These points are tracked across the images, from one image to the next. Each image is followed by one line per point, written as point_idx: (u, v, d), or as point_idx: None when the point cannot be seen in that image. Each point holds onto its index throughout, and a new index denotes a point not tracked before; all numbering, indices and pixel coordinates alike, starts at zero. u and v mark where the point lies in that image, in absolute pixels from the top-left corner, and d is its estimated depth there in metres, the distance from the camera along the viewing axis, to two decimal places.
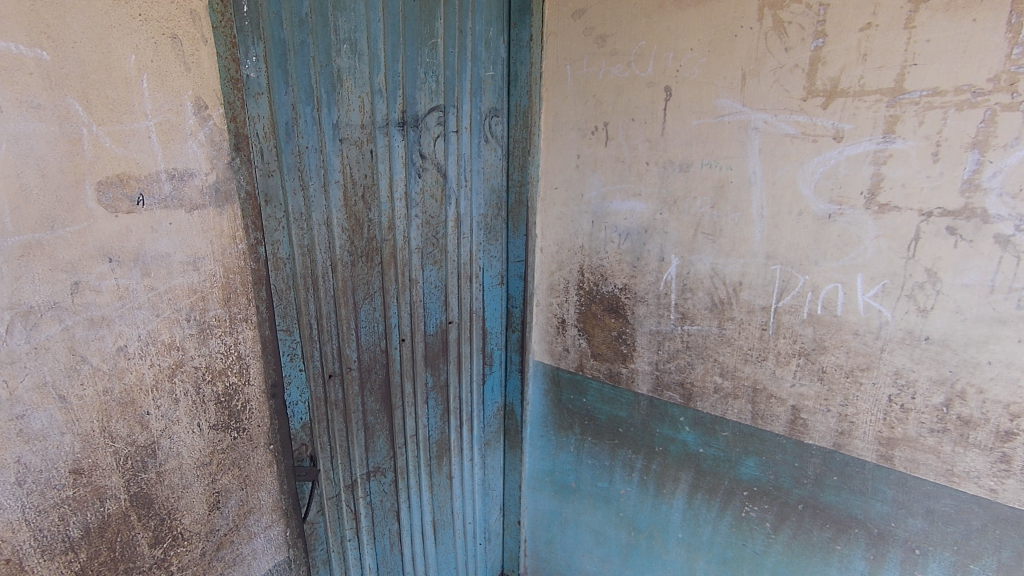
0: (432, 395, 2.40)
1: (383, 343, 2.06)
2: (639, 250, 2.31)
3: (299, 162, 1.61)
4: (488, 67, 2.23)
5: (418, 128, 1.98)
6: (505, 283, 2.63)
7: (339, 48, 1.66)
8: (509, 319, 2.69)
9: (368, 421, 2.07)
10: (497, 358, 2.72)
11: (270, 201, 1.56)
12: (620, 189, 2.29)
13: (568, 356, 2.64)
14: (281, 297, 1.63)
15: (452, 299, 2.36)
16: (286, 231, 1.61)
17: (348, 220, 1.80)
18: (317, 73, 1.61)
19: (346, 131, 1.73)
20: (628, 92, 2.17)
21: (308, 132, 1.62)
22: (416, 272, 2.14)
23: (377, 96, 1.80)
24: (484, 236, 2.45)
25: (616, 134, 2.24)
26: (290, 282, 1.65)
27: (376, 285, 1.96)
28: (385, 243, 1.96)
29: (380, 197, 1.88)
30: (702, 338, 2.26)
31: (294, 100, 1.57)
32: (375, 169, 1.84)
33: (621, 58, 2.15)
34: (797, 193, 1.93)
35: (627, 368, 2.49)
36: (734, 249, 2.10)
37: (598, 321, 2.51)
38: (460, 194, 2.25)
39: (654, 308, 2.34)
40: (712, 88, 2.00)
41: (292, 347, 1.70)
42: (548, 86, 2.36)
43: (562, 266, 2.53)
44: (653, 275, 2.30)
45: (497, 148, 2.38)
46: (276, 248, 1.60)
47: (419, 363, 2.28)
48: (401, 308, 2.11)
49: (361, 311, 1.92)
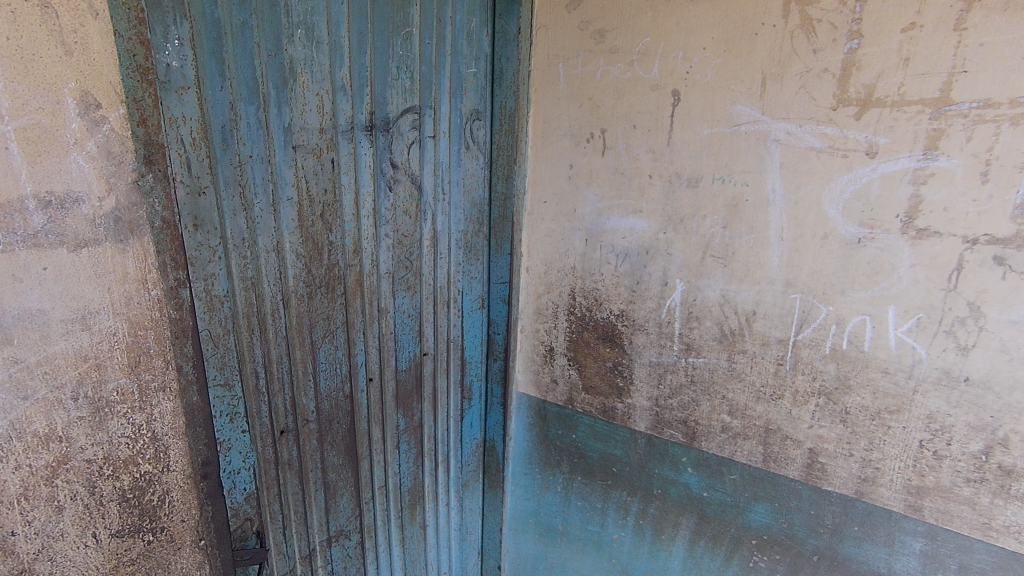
0: (404, 439, 2.10)
1: (347, 387, 1.74)
2: (638, 273, 2.06)
3: (241, 176, 1.28)
4: (469, 63, 1.93)
5: (389, 132, 1.67)
6: (486, 306, 2.34)
7: (294, 33, 1.33)
8: (490, 346, 2.40)
9: (329, 480, 1.75)
10: (477, 390, 2.43)
11: (201, 225, 1.22)
12: (618, 205, 2.03)
13: (557, 388, 2.38)
14: (217, 344, 1.31)
15: (427, 328, 2.06)
16: (224, 262, 1.28)
17: (305, 246, 1.48)
18: (263, 63, 1.27)
19: (302, 137, 1.40)
20: (629, 95, 1.91)
21: (251, 138, 1.28)
22: (385, 301, 1.84)
23: (340, 94, 1.48)
24: (464, 256, 2.15)
25: (614, 143, 1.98)
26: (229, 326, 1.32)
27: (339, 320, 1.64)
28: (350, 271, 1.64)
29: (343, 216, 1.57)
30: (708, 372, 2.03)
31: (233, 97, 1.23)
32: (338, 182, 1.52)
33: (622, 57, 1.89)
34: (822, 214, 1.71)
35: (623, 404, 2.24)
36: (748, 274, 1.87)
37: (591, 350, 2.25)
38: (437, 209, 1.95)
39: (654, 338, 2.09)
40: (727, 93, 1.76)
41: (231, 405, 1.37)
42: (538, 86, 2.07)
43: (550, 289, 2.26)
44: (655, 301, 2.06)
45: (479, 156, 2.09)
46: (211, 284, 1.26)
47: (389, 404, 1.98)
48: (368, 343, 1.80)
49: (320, 352, 1.60)
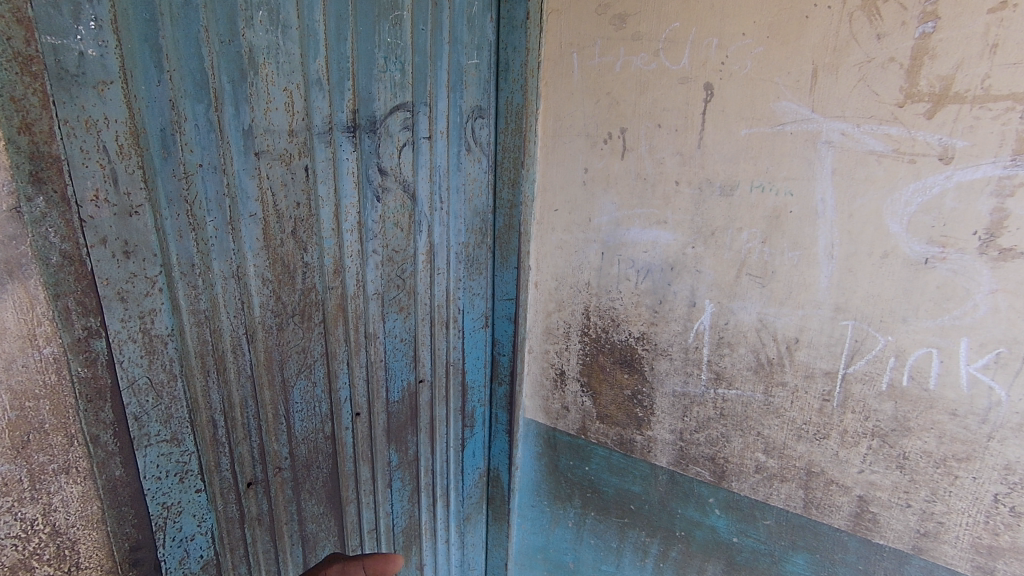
0: (396, 476, 1.88)
1: (329, 427, 1.52)
2: (662, 291, 1.81)
3: (188, 190, 1.04)
4: (470, 54, 1.69)
5: (376, 133, 1.44)
6: (490, 325, 2.10)
7: (254, 14, 1.09)
8: (495, 369, 2.17)
9: (307, 532, 1.53)
10: (479, 417, 2.20)
11: (134, 252, 0.98)
12: (640, 215, 1.78)
13: (569, 416, 2.16)
14: (160, 393, 1.07)
15: (422, 353, 1.84)
16: (165, 293, 1.04)
17: (273, 269, 1.25)
18: (214, 51, 1.03)
19: (266, 141, 1.16)
20: (653, 89, 1.66)
21: (200, 143, 1.05)
22: (375, 325, 1.61)
23: (314, 89, 1.25)
24: (464, 271, 1.92)
25: (636, 144, 1.73)
26: (176, 370, 1.09)
27: (317, 352, 1.42)
28: (330, 295, 1.42)
29: (320, 233, 1.34)
30: (742, 405, 1.79)
31: (175, 93, 0.99)
32: (314, 194, 1.30)
33: (647, 45, 1.64)
34: (882, 229, 1.46)
35: (642, 436, 2.02)
36: (790, 296, 1.62)
37: (606, 376, 2.02)
38: (434, 220, 1.72)
39: (678, 365, 1.86)
40: (770, 87, 1.51)
41: (181, 462, 1.14)
42: (549, 80, 1.82)
43: (561, 306, 2.02)
44: (680, 323, 1.82)
45: (482, 158, 1.85)
46: (149, 320, 1.02)
47: (379, 440, 1.75)
48: (354, 375, 1.57)
49: (294, 391, 1.38)
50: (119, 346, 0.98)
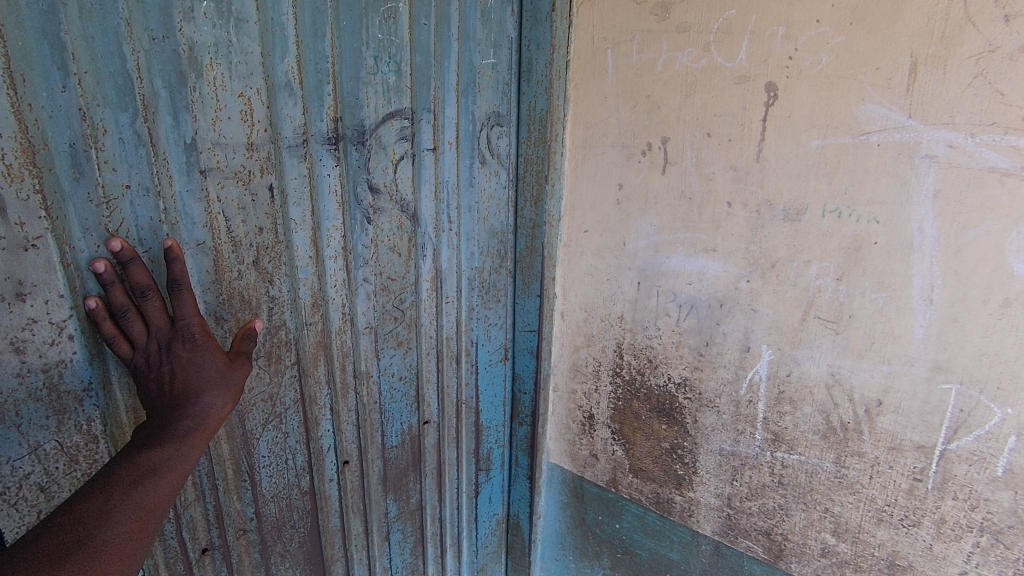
0: (395, 528, 1.67)
1: (306, 481, 1.35)
2: (708, 332, 1.52)
3: (110, 216, 0.90)
4: (485, 52, 1.46)
5: (365, 145, 1.24)
6: (510, 359, 1.86)
7: (197, 6, 0.93)
8: (515, 407, 1.92)
9: None
10: (497, 460, 1.96)
11: (32, 295, 0.84)
12: (683, 240, 1.49)
13: (598, 465, 1.88)
14: (75, 459, 0.93)
15: (427, 392, 1.61)
16: (78, 340, 0.90)
17: (228, 306, 1.09)
18: (141, 49, 0.88)
19: (216, 156, 1.00)
20: (701, 91, 1.37)
21: (126, 159, 0.89)
22: (366, 364, 1.40)
23: (282, 95, 1.06)
24: (478, 299, 1.68)
25: (680, 156, 1.44)
26: (95, 429, 0.94)
27: (289, 399, 1.26)
28: (307, 332, 1.24)
29: (291, 261, 1.16)
30: (806, 475, 1.47)
31: (87, 102, 0.84)
32: (282, 216, 1.11)
33: (695, 38, 1.35)
34: (1002, 270, 1.12)
35: (682, 497, 1.72)
36: (873, 349, 1.29)
37: (641, 425, 1.73)
38: (441, 243, 1.49)
39: (727, 421, 1.56)
40: (853, 87, 1.19)
41: None
42: (579, 81, 1.55)
43: (591, 341, 1.75)
44: (730, 370, 1.51)
45: (501, 171, 1.61)
46: (57, 374, 0.89)
47: (373, 490, 1.55)
48: (341, 421, 1.38)
49: (259, 444, 1.23)
50: (15, 408, 0.86)
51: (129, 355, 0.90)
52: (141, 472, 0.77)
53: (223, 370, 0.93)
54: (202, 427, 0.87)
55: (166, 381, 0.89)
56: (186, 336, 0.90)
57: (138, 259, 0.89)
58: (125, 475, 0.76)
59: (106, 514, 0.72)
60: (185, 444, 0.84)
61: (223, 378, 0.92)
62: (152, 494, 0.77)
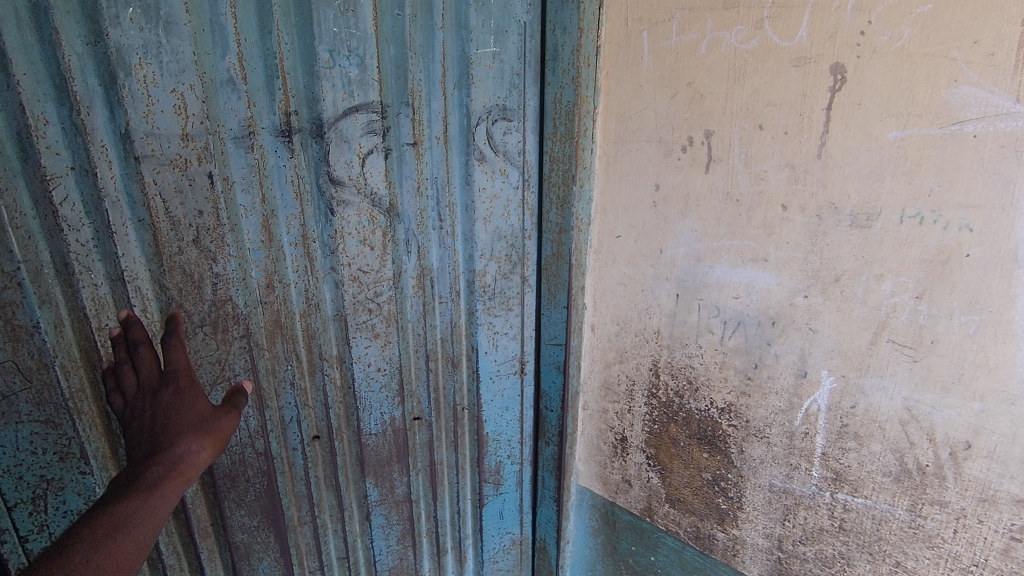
0: (376, 513, 1.57)
1: (262, 444, 1.31)
2: (758, 352, 1.33)
3: (53, 190, 0.96)
4: (482, 40, 1.29)
5: (324, 139, 1.17)
6: (534, 373, 1.71)
7: (122, 11, 0.93)
8: (540, 425, 1.77)
9: (235, 543, 1.36)
10: (510, 477, 1.79)
11: None
12: (729, 248, 1.30)
13: (631, 492, 1.71)
14: (29, 379, 1.02)
15: (414, 388, 1.50)
16: (27, 289, 0.98)
17: (170, 278, 1.10)
18: (73, 53, 0.92)
19: (150, 145, 1.01)
20: (753, 76, 1.18)
21: (68, 145, 0.95)
22: (336, 349, 1.35)
23: (226, 90, 1.05)
24: (481, 304, 1.52)
25: (727, 152, 1.25)
26: (47, 361, 1.03)
27: (240, 367, 1.23)
28: (260, 311, 1.21)
29: (238, 244, 1.14)
30: (873, 523, 1.27)
31: (26, 96, 0.90)
32: (225, 201, 1.10)
33: (745, 14, 1.16)
34: None
35: (725, 535, 1.53)
36: (960, 382, 1.08)
37: (679, 452, 1.56)
38: (430, 241, 1.38)
39: (779, 454, 1.37)
40: (942, 64, 0.98)
41: (61, 446, 1.09)
42: (610, 68, 1.38)
43: (624, 357, 1.59)
44: (784, 398, 1.32)
45: (510, 170, 1.44)
46: (9, 312, 0.98)
47: (349, 471, 1.48)
48: (306, 397, 1.34)
49: (207, 402, 1.21)
50: None
51: (121, 406, 0.90)
52: (108, 525, 0.68)
53: (205, 416, 0.85)
54: (176, 473, 0.77)
55: (145, 430, 0.82)
56: (171, 381, 0.88)
57: (135, 321, 0.95)
58: (89, 531, 0.67)
59: (66, 559, 0.63)
60: (155, 495, 0.73)
61: (205, 423, 0.84)
62: (118, 548, 0.67)
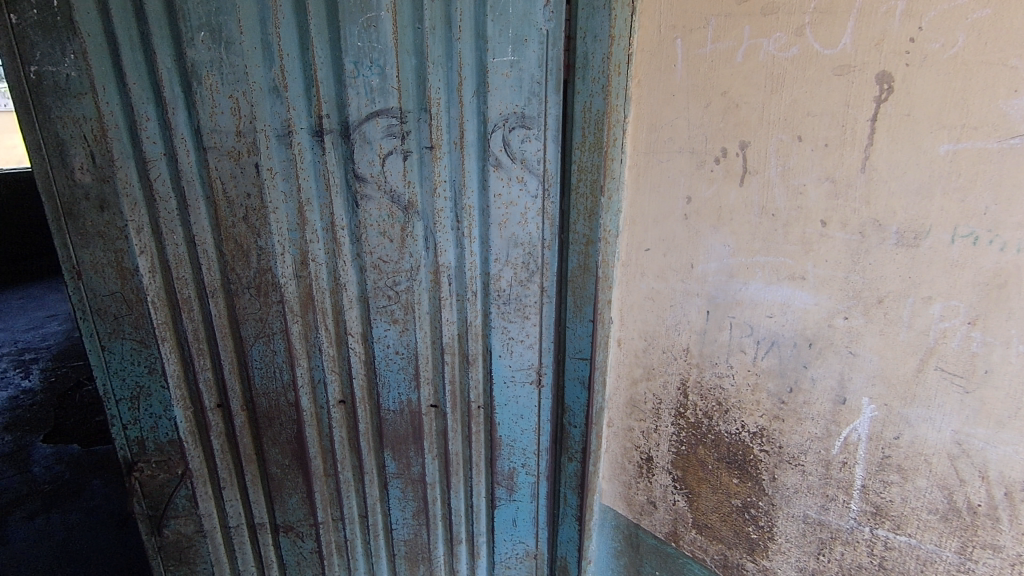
0: (394, 484, 1.65)
1: (296, 395, 1.48)
2: (792, 375, 1.26)
3: (151, 171, 1.22)
4: (499, 49, 1.27)
5: (349, 140, 1.27)
6: (557, 386, 1.62)
7: (195, 35, 1.15)
8: (563, 440, 1.68)
9: (270, 473, 1.56)
10: (524, 486, 1.72)
11: (108, 208, 1.23)
12: (763, 265, 1.24)
13: (656, 514, 1.65)
14: (131, 310, 1.32)
15: (427, 379, 1.54)
16: (132, 241, 1.27)
17: (225, 246, 1.30)
18: (164, 67, 1.16)
19: (215, 139, 1.22)
20: (791, 85, 1.12)
21: (161, 137, 1.21)
22: (359, 326, 1.45)
23: (272, 98, 1.21)
24: (495, 307, 1.49)
25: (764, 164, 1.19)
26: (143, 298, 1.31)
27: (277, 327, 1.40)
28: (295, 283, 1.36)
29: (278, 224, 1.30)
30: (917, 563, 1.18)
31: (135, 100, 1.17)
32: (268, 187, 1.27)
33: (784, 21, 1.10)
34: None
35: (755, 564, 1.46)
36: (1016, 416, 0.99)
37: (707, 476, 1.49)
38: (446, 239, 1.41)
39: (815, 483, 1.29)
40: (1000, 74, 0.90)
41: (151, 367, 1.38)
42: (642, 77, 1.34)
43: (650, 375, 1.54)
44: (819, 425, 1.25)
45: (529, 178, 1.38)
46: (121, 256, 1.27)
47: (368, 437, 1.58)
48: (333, 361, 1.47)
49: (252, 350, 1.41)
50: (101, 269, 1.28)
51: None
52: None
53: None
54: None
55: None
56: None
57: None
58: None
59: None
60: None
61: None
62: None
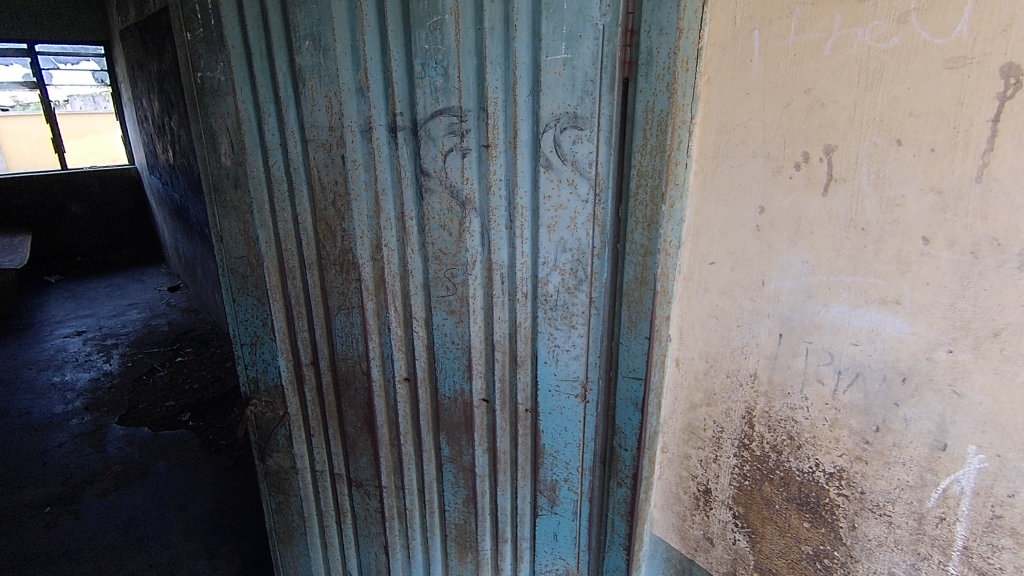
0: (447, 468, 1.70)
1: (372, 364, 1.65)
2: (879, 414, 1.10)
3: (269, 158, 1.51)
4: (552, 47, 1.17)
5: (417, 136, 1.34)
6: (607, 401, 1.45)
7: (302, 43, 1.37)
8: (611, 460, 1.51)
9: (347, 432, 1.81)
10: (566, 501, 1.59)
11: (241, 187, 1.58)
12: (850, 286, 1.09)
13: (713, 552, 1.51)
14: (253, 270, 1.67)
15: (479, 374, 1.53)
16: (255, 215, 1.59)
17: (316, 226, 1.54)
18: (280, 73, 1.43)
19: (312, 133, 1.45)
20: (889, 81, 0.97)
21: (278, 131, 1.48)
22: (423, 312, 1.52)
23: (359, 97, 1.36)
24: (543, 315, 1.39)
25: (853, 171, 1.04)
26: (262, 263, 1.64)
27: (354, 302, 1.59)
28: (373, 264, 1.51)
29: (359, 211, 1.47)
30: None
31: (261, 99, 1.47)
32: (351, 176, 1.44)
33: (885, 7, 0.95)
34: None
35: None
36: None
37: (774, 516, 1.35)
38: (500, 238, 1.36)
39: (903, 538, 1.13)
40: None
41: (265, 317, 1.72)
42: (711, 73, 1.19)
43: (710, 402, 1.40)
44: (912, 474, 1.08)
45: (580, 181, 1.24)
46: (247, 225, 1.62)
47: (427, 418, 1.66)
48: (400, 340, 1.59)
49: (335, 319, 1.64)
50: (235, 235, 1.66)
51: None
52: None
53: None
54: None
55: None
56: None
57: None
58: None
59: None
60: None
61: None
62: None
